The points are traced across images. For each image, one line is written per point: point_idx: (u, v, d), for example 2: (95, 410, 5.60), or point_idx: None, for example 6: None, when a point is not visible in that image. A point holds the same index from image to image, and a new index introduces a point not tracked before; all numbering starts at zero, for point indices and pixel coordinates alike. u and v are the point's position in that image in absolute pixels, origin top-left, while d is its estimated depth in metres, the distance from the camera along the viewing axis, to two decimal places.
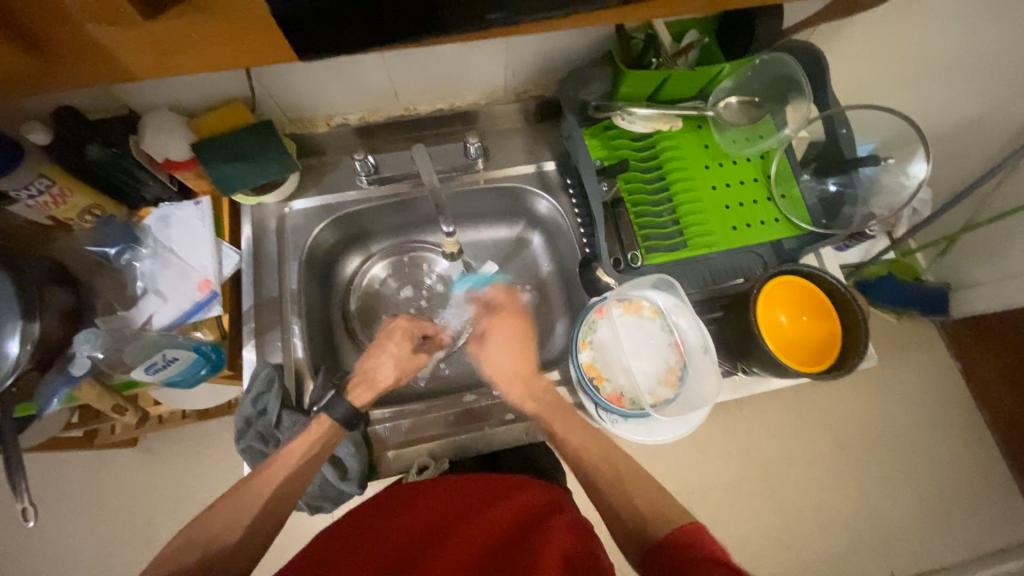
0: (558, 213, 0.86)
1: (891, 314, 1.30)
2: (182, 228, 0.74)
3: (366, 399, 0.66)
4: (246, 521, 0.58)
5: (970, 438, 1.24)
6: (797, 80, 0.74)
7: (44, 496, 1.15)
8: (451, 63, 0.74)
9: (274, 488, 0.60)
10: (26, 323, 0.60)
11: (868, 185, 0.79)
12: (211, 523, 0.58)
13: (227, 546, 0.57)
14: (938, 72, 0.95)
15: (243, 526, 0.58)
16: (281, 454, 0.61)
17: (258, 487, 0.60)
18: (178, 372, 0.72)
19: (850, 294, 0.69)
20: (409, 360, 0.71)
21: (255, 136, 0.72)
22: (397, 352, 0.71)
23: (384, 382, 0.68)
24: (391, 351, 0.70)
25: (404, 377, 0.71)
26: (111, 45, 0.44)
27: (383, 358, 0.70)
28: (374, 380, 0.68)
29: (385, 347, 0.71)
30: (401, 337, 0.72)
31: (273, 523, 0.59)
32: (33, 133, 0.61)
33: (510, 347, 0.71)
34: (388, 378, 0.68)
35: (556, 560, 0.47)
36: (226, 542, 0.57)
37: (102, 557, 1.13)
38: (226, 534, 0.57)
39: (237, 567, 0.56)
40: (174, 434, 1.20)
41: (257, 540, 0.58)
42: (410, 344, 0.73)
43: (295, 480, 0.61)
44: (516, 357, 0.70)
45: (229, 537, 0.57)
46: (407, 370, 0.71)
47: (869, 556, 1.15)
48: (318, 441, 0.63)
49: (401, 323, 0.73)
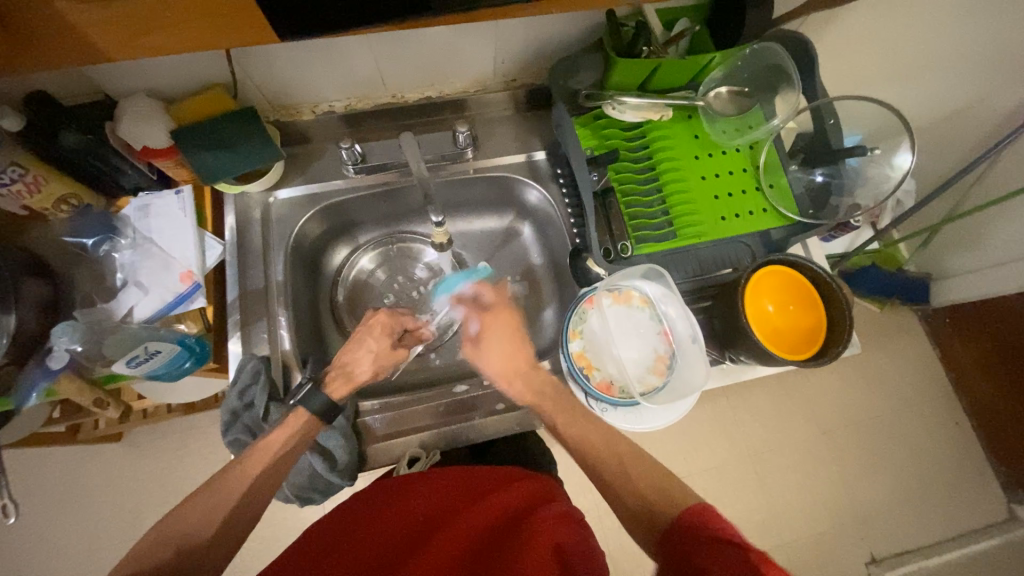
0: (548, 203, 0.85)
1: (873, 303, 1.32)
2: (162, 218, 0.72)
3: (342, 392, 0.66)
4: (223, 515, 0.57)
5: (947, 424, 1.27)
6: (786, 70, 0.75)
7: (25, 493, 1.13)
8: (439, 49, 0.73)
9: (257, 481, 0.59)
10: (1, 315, 0.59)
11: (854, 176, 0.80)
12: (192, 517, 0.56)
13: (204, 540, 0.56)
14: (924, 63, 0.96)
15: (219, 521, 0.57)
16: (262, 446, 0.61)
17: (244, 481, 0.59)
18: (162, 364, 0.70)
19: (835, 284, 0.68)
20: (387, 356, 0.70)
21: (234, 124, 0.70)
22: (375, 348, 0.70)
23: (361, 377, 0.68)
24: (369, 347, 0.70)
25: (382, 372, 0.70)
26: (82, 24, 0.41)
27: (361, 352, 0.69)
28: (352, 374, 0.68)
29: (363, 342, 0.70)
30: (381, 332, 0.71)
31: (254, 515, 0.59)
32: (3, 120, 0.59)
33: (506, 342, 0.71)
34: (366, 373, 0.68)
35: (545, 552, 0.47)
36: (202, 537, 0.56)
37: (86, 553, 1.11)
38: (202, 529, 0.56)
39: (217, 560, 0.55)
40: (159, 428, 1.19)
41: (237, 531, 0.57)
42: (388, 339, 0.71)
43: (279, 471, 0.61)
44: (513, 352, 0.70)
45: (204, 533, 0.56)
46: (385, 365, 0.70)
47: (849, 538, 1.19)
48: (296, 432, 0.62)
49: (381, 318, 0.72)
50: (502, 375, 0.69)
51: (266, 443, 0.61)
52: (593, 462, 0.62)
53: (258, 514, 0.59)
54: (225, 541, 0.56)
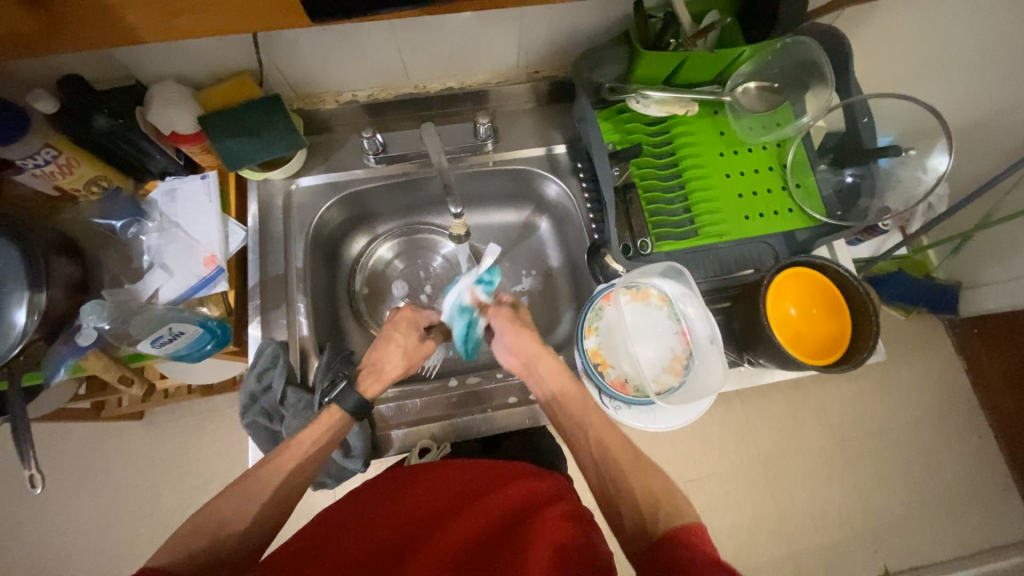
0: (568, 198, 0.84)
1: (899, 311, 1.28)
2: (188, 203, 0.74)
3: (376, 391, 0.67)
4: (254, 508, 0.57)
5: (971, 438, 1.23)
6: (820, 66, 0.72)
7: (51, 465, 1.17)
8: (462, 40, 0.72)
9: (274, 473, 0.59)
10: (33, 293, 0.61)
11: (886, 178, 0.76)
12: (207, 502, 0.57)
13: (233, 532, 0.55)
14: (963, 62, 0.92)
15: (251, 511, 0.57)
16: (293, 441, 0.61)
17: (262, 469, 0.59)
18: (184, 346, 0.71)
19: (861, 288, 0.66)
20: (416, 348, 0.69)
21: (258, 112, 0.71)
22: (403, 343, 0.69)
23: (392, 373, 0.68)
24: (395, 341, 0.69)
25: (412, 364, 0.70)
26: (118, 6, 0.42)
27: (390, 349, 0.69)
28: (382, 371, 0.68)
29: (391, 338, 0.69)
30: (407, 328, 0.70)
31: (276, 514, 0.58)
32: (39, 102, 0.60)
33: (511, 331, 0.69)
34: (396, 368, 0.68)
35: (547, 552, 0.46)
36: (236, 529, 0.56)
37: (107, 526, 1.15)
38: (236, 522, 0.56)
39: (248, 552, 0.56)
40: (179, 408, 1.22)
41: (267, 523, 0.58)
42: (416, 334, 0.70)
43: (303, 464, 0.61)
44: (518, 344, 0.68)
45: (238, 526, 0.56)
46: (415, 360, 0.70)
47: (863, 550, 1.16)
48: (329, 431, 0.63)
49: (406, 314, 0.71)
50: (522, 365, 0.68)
51: (299, 438, 0.62)
52: (607, 457, 0.59)
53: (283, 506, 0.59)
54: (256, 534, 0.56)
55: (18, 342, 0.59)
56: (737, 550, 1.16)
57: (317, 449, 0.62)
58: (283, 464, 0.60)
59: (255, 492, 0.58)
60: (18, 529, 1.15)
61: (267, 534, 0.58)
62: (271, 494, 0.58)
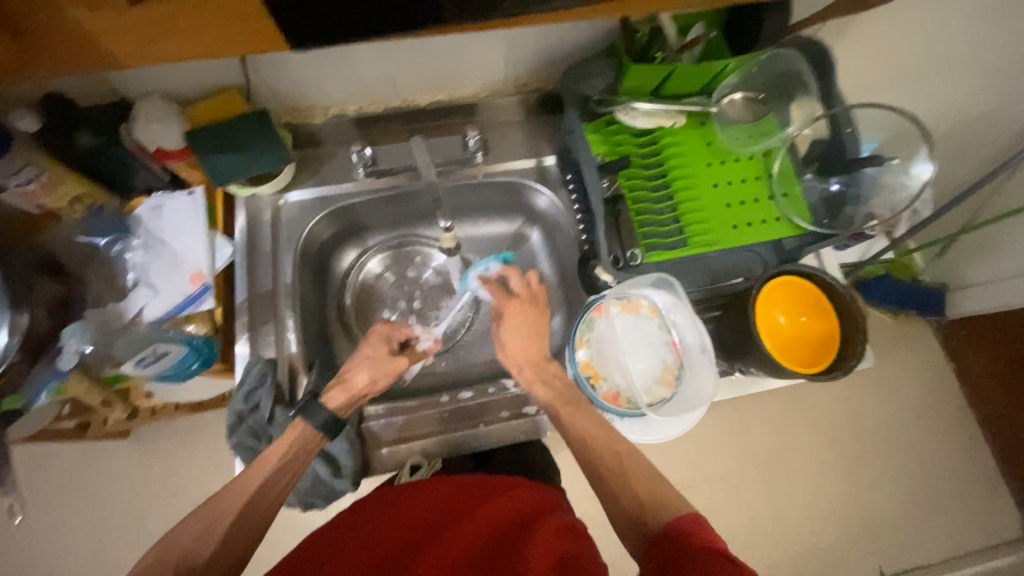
0: (558, 209, 0.85)
1: (887, 314, 1.30)
2: (174, 219, 0.73)
3: (340, 402, 0.66)
4: (220, 531, 0.57)
5: (961, 438, 1.24)
6: (803, 74, 0.75)
7: (34, 488, 1.14)
8: (450, 54, 0.73)
9: (248, 494, 0.59)
10: (15, 313, 0.59)
11: (871, 185, 0.78)
12: (188, 530, 0.56)
13: (204, 557, 0.55)
14: (944, 71, 0.94)
15: (218, 537, 0.56)
16: (258, 459, 0.61)
17: (234, 496, 0.59)
18: (168, 366, 0.71)
19: (847, 295, 0.67)
20: (385, 366, 0.70)
21: (243, 125, 0.70)
22: (373, 355, 0.71)
23: (358, 386, 0.67)
24: (366, 357, 0.70)
25: (379, 386, 0.69)
26: (95, 34, 0.42)
27: (360, 361, 0.70)
28: (350, 384, 0.67)
29: (362, 351, 0.71)
30: (379, 340, 0.72)
31: (249, 538, 0.57)
32: (21, 120, 0.60)
33: (524, 330, 0.71)
34: (363, 381, 0.68)
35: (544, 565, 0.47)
36: (198, 557, 0.55)
37: (93, 548, 1.12)
38: (198, 548, 0.55)
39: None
40: (168, 426, 1.20)
41: (235, 548, 0.57)
42: (386, 347, 0.72)
43: (277, 482, 0.60)
44: (528, 343, 0.70)
45: (201, 552, 0.55)
46: (384, 374, 0.70)
47: (859, 554, 1.16)
48: (293, 445, 0.62)
49: (380, 327, 0.74)
50: (517, 362, 0.70)
51: (264, 455, 0.61)
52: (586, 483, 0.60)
53: (257, 523, 0.58)
54: (228, 554, 0.56)
55: None
56: None
57: (283, 467, 0.61)
58: (259, 481, 0.60)
59: (222, 517, 0.57)
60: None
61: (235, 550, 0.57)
62: (240, 518, 0.57)
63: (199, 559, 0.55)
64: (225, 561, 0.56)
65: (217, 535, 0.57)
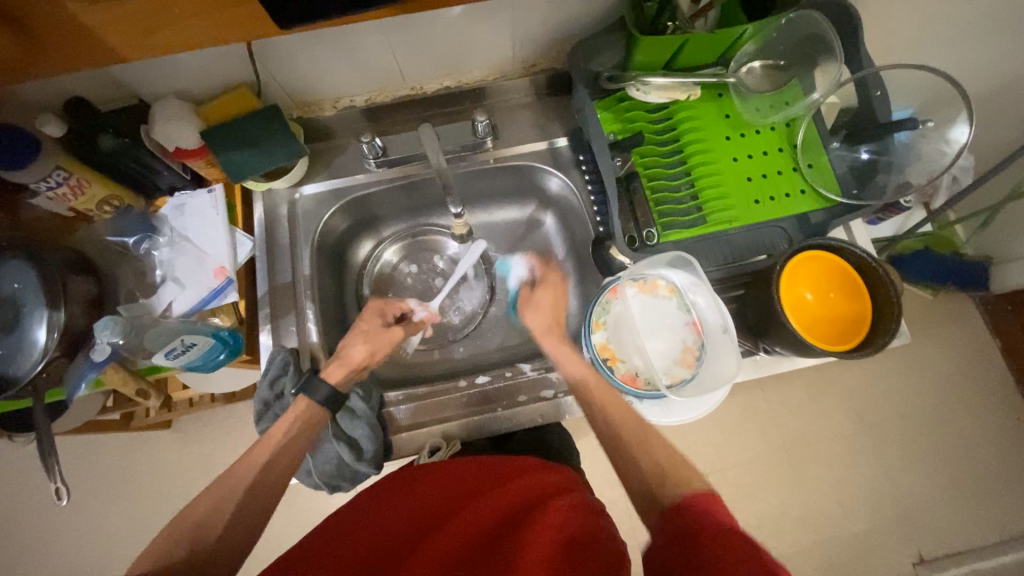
0: (570, 190, 0.83)
1: (925, 290, 1.23)
2: (197, 216, 0.75)
3: (340, 376, 0.70)
4: (230, 506, 0.57)
5: (1007, 420, 1.18)
6: (827, 39, 0.69)
7: (87, 476, 1.22)
8: (455, 37, 0.71)
9: (257, 470, 0.61)
10: (51, 311, 0.63)
11: (904, 152, 0.74)
12: (198, 507, 0.57)
13: (214, 535, 0.55)
14: (988, 25, 0.87)
15: (229, 510, 0.57)
16: (265, 436, 0.64)
17: (246, 466, 0.61)
18: (200, 356, 0.72)
19: (882, 270, 0.63)
20: (379, 336, 0.75)
21: (260, 122, 0.72)
22: (366, 328, 0.76)
23: (355, 357, 0.71)
24: (361, 329, 0.75)
25: (375, 356, 0.74)
26: (97, 26, 0.43)
27: (354, 335, 0.74)
28: (348, 357, 0.71)
29: (356, 326, 0.76)
30: (373, 314, 0.78)
31: (255, 519, 0.58)
32: (48, 126, 0.62)
33: (550, 303, 0.77)
34: (359, 353, 0.72)
35: (549, 542, 0.46)
36: (211, 532, 0.55)
37: (141, 531, 1.19)
38: (211, 522, 0.56)
39: (226, 556, 0.54)
40: (204, 417, 1.25)
41: (246, 524, 0.57)
42: (378, 321, 0.78)
43: (281, 459, 0.63)
44: (550, 309, 0.76)
45: (213, 529, 0.55)
46: (378, 346, 0.74)
47: (896, 537, 1.12)
48: (295, 421, 0.66)
49: (374, 303, 0.80)
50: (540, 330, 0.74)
51: (270, 433, 0.64)
52: None
53: (269, 499, 0.60)
54: (240, 529, 0.56)
55: (40, 359, 0.62)
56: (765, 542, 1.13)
57: (285, 446, 0.63)
58: (264, 458, 0.62)
59: (234, 492, 0.59)
60: (56, 539, 1.19)
61: (252, 528, 0.57)
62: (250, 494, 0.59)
63: (212, 533, 0.55)
64: (235, 539, 0.55)
65: (249, 519, 0.57)
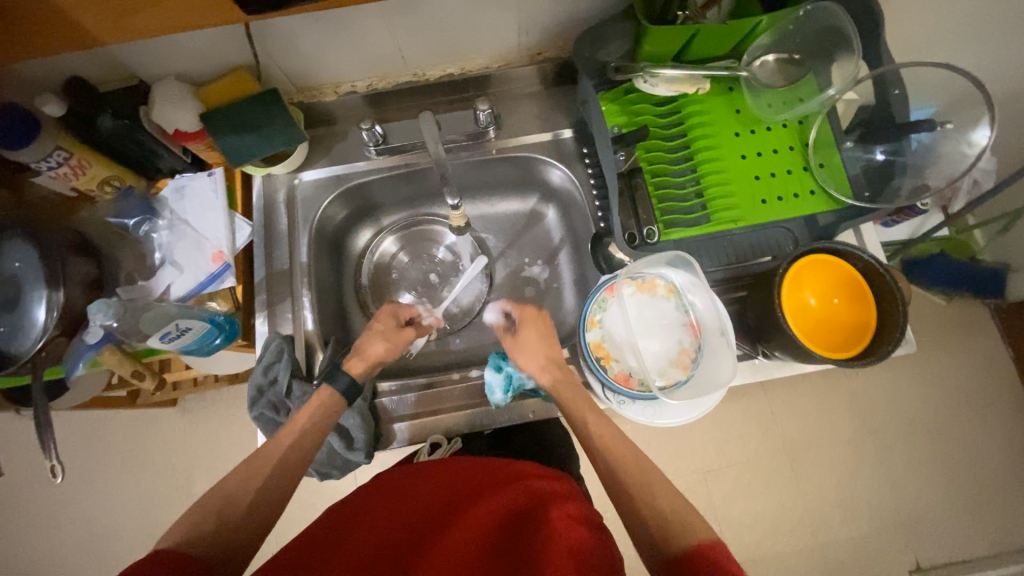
0: (572, 183, 0.81)
1: (938, 296, 1.20)
2: (196, 200, 0.75)
3: (360, 369, 0.68)
4: (259, 483, 0.57)
5: (1016, 432, 1.15)
6: (846, 33, 0.66)
7: (96, 449, 1.25)
8: (459, 23, 0.69)
9: (282, 454, 0.60)
10: (51, 291, 0.64)
11: (923, 153, 0.71)
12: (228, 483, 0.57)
13: (240, 510, 0.55)
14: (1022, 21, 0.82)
15: (255, 488, 0.56)
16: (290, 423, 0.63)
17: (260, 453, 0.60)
18: (193, 341, 0.72)
19: (889, 277, 0.62)
20: (396, 336, 0.72)
21: (258, 105, 0.71)
22: (383, 330, 0.72)
23: (374, 353, 0.69)
24: (378, 329, 0.72)
25: (391, 356, 0.71)
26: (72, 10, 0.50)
27: (371, 334, 0.71)
28: (365, 352, 0.69)
29: (372, 327, 0.72)
30: (388, 316, 0.74)
31: (279, 496, 0.57)
32: (47, 105, 0.61)
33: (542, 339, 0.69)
34: (378, 350, 0.70)
35: (564, 555, 0.45)
36: (239, 506, 0.55)
37: (147, 505, 1.22)
38: (239, 498, 0.55)
39: (250, 530, 0.54)
40: (208, 396, 1.27)
41: (266, 505, 0.56)
42: (395, 322, 0.74)
43: (306, 444, 0.61)
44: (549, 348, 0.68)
45: (240, 503, 0.55)
46: (397, 344, 0.72)
47: (893, 544, 1.11)
48: (321, 412, 0.64)
49: (387, 305, 0.75)
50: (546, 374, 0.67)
51: (294, 419, 0.63)
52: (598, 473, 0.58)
53: (287, 485, 0.58)
54: (262, 507, 0.56)
55: (39, 338, 0.63)
56: (759, 543, 1.13)
57: (313, 428, 0.63)
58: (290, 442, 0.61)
59: (260, 471, 0.58)
60: (67, 509, 1.23)
61: (274, 499, 0.57)
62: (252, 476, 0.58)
63: (238, 509, 0.55)
64: (254, 520, 0.55)
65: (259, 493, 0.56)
